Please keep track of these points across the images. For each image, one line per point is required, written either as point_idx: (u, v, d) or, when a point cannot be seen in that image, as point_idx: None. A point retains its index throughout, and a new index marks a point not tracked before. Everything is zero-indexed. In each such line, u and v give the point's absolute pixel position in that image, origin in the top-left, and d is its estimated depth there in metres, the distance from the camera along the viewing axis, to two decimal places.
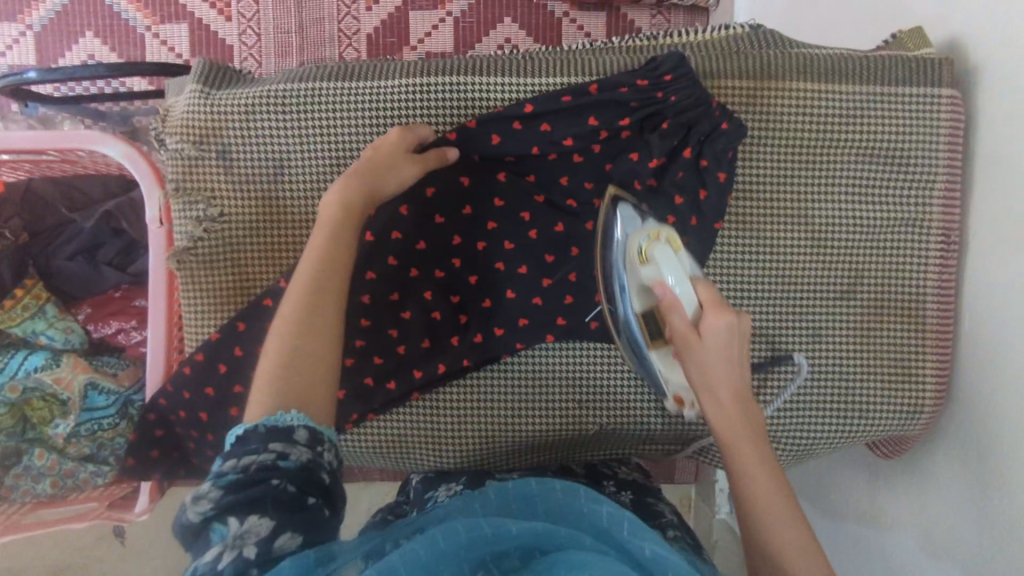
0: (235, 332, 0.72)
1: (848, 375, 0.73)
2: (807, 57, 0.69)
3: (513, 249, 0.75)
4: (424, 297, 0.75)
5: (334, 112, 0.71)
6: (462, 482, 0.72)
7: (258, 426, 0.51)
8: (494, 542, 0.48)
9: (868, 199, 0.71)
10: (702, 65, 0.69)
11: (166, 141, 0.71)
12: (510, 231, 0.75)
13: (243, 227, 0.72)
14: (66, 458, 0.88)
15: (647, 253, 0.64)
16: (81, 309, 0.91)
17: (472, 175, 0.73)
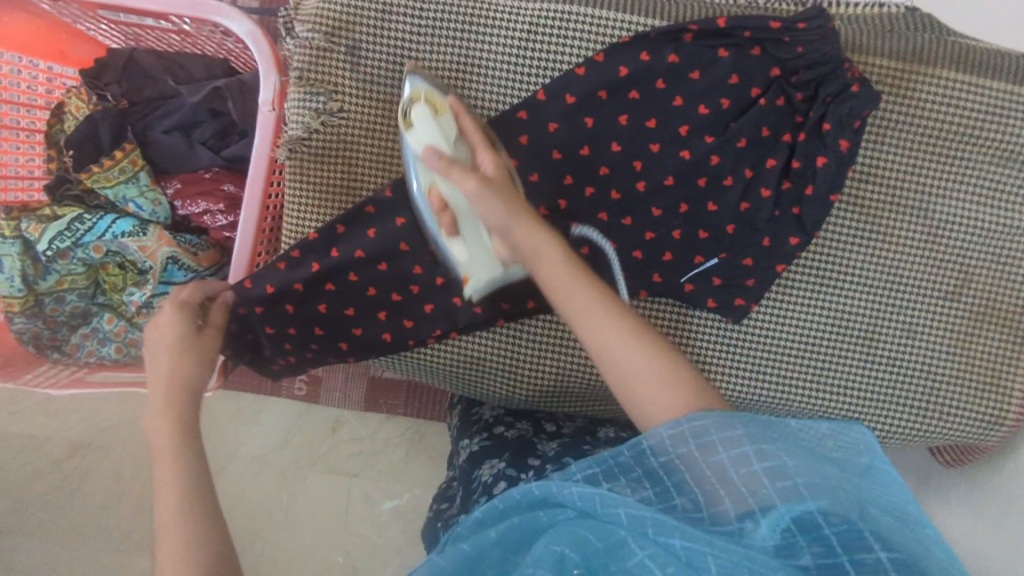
0: (334, 234, 0.72)
1: (936, 377, 0.72)
2: (961, 46, 0.67)
3: (616, 198, 0.72)
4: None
5: (471, 26, 0.69)
6: (505, 460, 0.71)
7: None
8: (480, 556, 0.48)
9: (994, 203, 0.69)
10: (854, 38, 0.67)
11: (296, 29, 0.70)
12: (617, 179, 0.72)
13: (360, 127, 0.72)
14: (133, 326, 0.90)
15: (410, 116, 0.64)
16: (172, 184, 0.90)
17: (597, 109, 0.70)
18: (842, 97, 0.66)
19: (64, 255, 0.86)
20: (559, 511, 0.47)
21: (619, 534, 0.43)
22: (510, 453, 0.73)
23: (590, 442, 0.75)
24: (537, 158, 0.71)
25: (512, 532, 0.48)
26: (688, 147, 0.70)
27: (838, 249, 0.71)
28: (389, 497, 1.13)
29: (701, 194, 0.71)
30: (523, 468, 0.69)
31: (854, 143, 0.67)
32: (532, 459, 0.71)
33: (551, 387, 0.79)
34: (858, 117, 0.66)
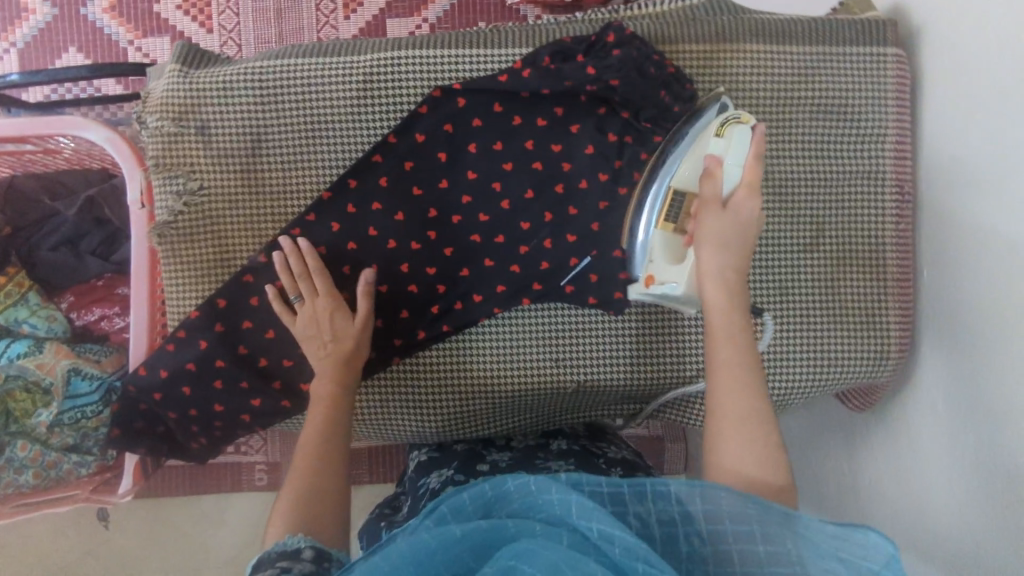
0: (215, 309, 0.73)
1: (817, 325, 0.76)
2: (756, 20, 0.74)
3: (483, 220, 0.75)
4: (400, 271, 0.75)
5: (310, 87, 0.73)
6: (453, 469, 0.74)
7: (268, 551, 0.53)
8: (438, 551, 0.47)
9: (824, 153, 0.74)
10: (661, 31, 0.73)
11: (147, 121, 0.73)
12: (482, 202, 0.75)
13: (224, 200, 0.74)
14: (49, 449, 0.88)
15: (725, 129, 0.64)
16: (65, 297, 0.92)
17: (448, 141, 0.73)
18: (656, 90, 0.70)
19: None
20: (531, 523, 0.47)
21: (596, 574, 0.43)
22: (459, 462, 0.76)
23: (542, 454, 0.77)
24: (398, 200, 0.74)
25: (484, 533, 0.47)
26: (540, 159, 0.74)
27: None
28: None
29: (561, 200, 0.74)
30: (471, 474, 0.73)
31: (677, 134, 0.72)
32: (481, 467, 0.75)
33: (463, 416, 0.79)
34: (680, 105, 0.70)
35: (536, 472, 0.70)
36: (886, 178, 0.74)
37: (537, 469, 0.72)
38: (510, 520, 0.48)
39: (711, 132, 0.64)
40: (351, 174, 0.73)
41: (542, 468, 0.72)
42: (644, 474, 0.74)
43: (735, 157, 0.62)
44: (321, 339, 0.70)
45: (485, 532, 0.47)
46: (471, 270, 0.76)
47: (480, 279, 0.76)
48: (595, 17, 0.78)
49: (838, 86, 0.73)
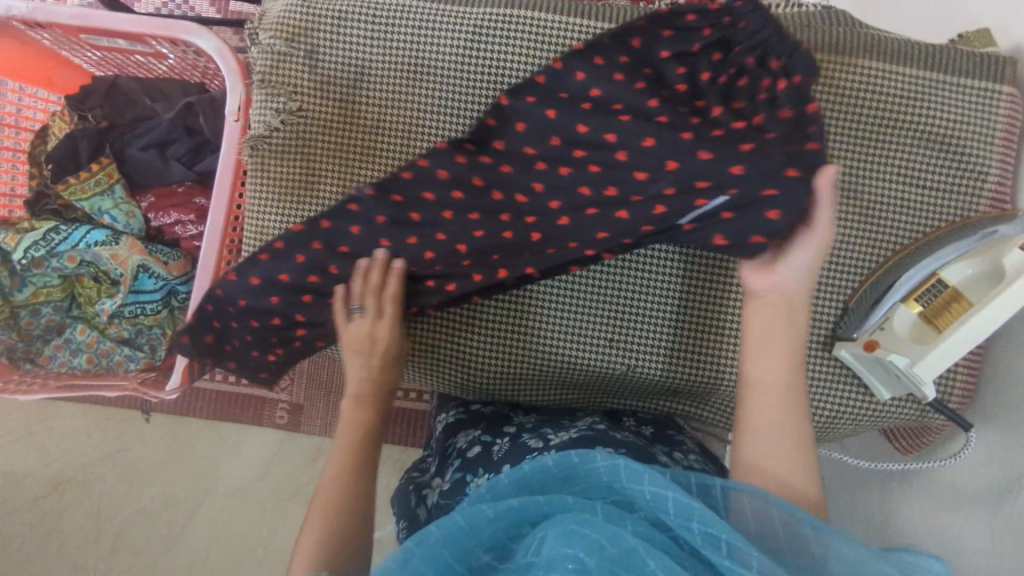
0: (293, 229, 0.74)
1: None
2: (873, 38, 0.73)
3: (573, 190, 0.67)
4: (474, 234, 0.70)
5: (420, 30, 0.75)
6: (480, 429, 0.76)
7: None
8: (473, 530, 0.51)
9: (919, 182, 0.73)
10: None
11: (260, 37, 0.76)
12: (579, 170, 0.68)
13: (317, 125, 0.76)
14: (105, 338, 0.94)
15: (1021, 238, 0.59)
16: (145, 197, 0.95)
17: (557, 106, 0.68)
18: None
19: (40, 264, 0.89)
20: (562, 496, 0.50)
21: (631, 543, 0.45)
22: (486, 424, 0.77)
23: (569, 417, 0.79)
24: (488, 161, 0.70)
25: (522, 504, 0.51)
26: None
27: None
28: (371, 530, 1.23)
29: None
30: (498, 435, 0.74)
31: None
32: (507, 428, 0.76)
33: (508, 376, 0.80)
34: None
35: (562, 430, 0.72)
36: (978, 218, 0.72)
37: (563, 425, 0.74)
38: (542, 497, 0.51)
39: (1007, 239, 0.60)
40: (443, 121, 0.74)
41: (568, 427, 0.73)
42: (673, 438, 0.78)
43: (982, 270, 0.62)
44: (369, 357, 0.71)
45: (518, 509, 0.51)
46: None
47: None
48: None
49: (946, 116, 0.72)
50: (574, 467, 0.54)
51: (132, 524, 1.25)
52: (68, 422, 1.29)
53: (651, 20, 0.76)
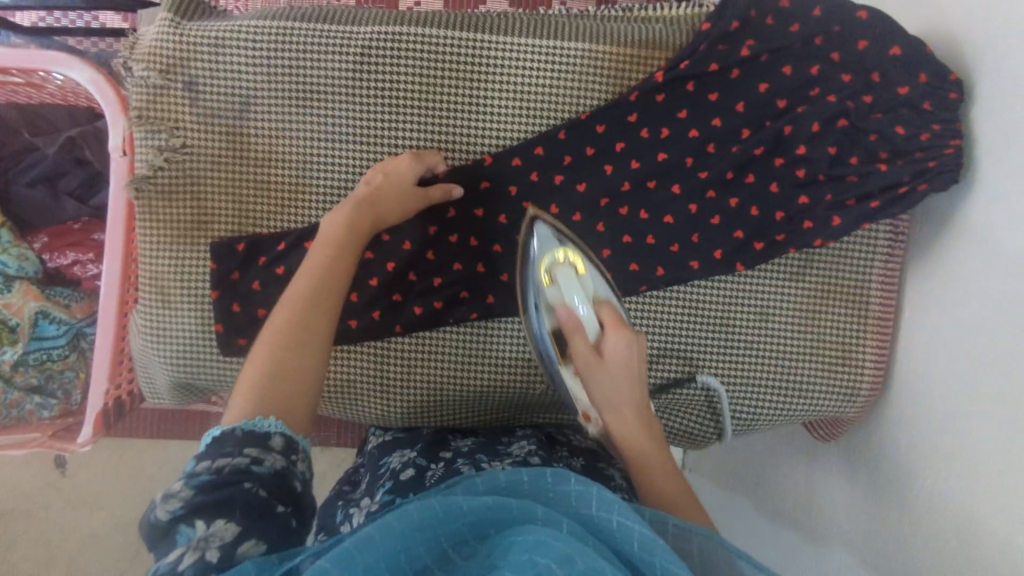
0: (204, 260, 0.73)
1: (793, 356, 0.76)
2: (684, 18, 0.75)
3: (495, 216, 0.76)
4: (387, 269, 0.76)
5: (304, 54, 0.70)
6: (417, 451, 0.73)
7: (235, 429, 0.50)
8: (435, 525, 0.45)
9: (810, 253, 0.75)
10: (660, 36, 0.73)
11: (132, 68, 0.70)
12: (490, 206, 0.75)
13: (205, 161, 0.72)
14: (11, 388, 0.88)
15: (553, 274, 0.72)
16: (37, 238, 0.89)
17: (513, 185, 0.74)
18: (646, 104, 0.73)
19: None
20: (536, 505, 0.46)
21: (598, 560, 0.42)
22: (423, 444, 0.75)
23: (505, 441, 0.77)
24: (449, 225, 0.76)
25: (485, 512, 0.46)
26: (519, 157, 0.74)
27: (678, 242, 0.75)
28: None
29: (553, 187, 0.75)
30: (435, 459, 0.71)
31: (671, 152, 0.74)
32: (445, 453, 0.73)
33: (429, 406, 0.79)
34: (680, 109, 0.73)
35: (497, 460, 0.70)
36: (882, 228, 0.74)
37: (499, 454, 0.72)
38: (516, 501, 0.47)
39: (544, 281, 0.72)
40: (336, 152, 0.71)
41: (504, 455, 0.72)
42: (604, 472, 0.71)
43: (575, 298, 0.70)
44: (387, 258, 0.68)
45: (491, 508, 0.46)
46: (457, 239, 0.76)
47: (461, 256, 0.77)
48: (605, 14, 0.78)
49: None
50: (518, 485, 0.51)
51: (83, 551, 1.22)
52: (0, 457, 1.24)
53: (547, 30, 0.74)
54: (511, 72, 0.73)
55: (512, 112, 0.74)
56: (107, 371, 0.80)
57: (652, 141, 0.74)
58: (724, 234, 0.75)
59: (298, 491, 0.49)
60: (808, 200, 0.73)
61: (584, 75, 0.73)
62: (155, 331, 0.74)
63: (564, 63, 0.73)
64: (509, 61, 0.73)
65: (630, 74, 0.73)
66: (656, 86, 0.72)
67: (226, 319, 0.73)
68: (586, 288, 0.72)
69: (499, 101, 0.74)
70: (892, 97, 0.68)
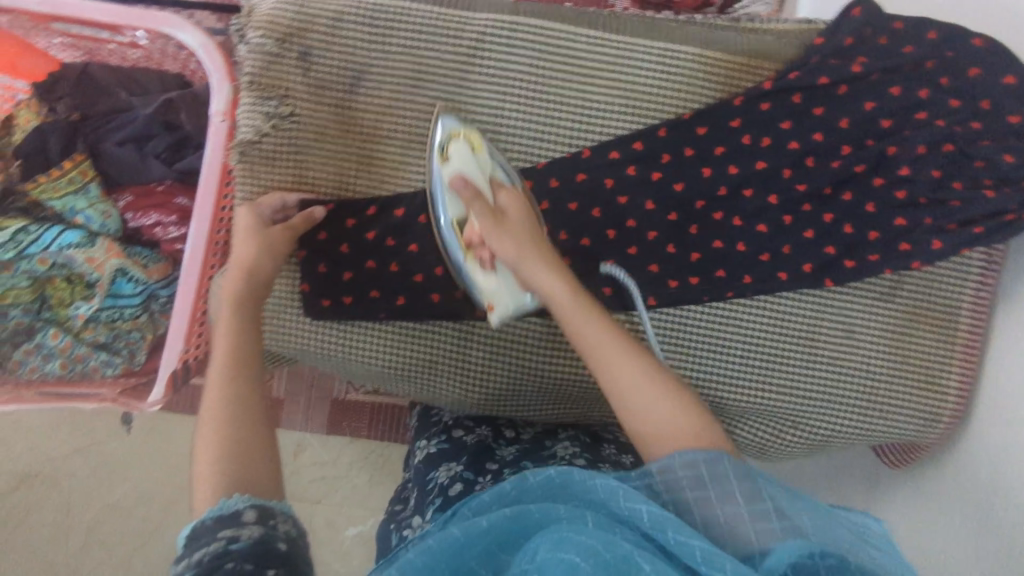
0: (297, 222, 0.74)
1: (875, 377, 0.76)
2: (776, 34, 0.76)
3: (588, 209, 0.76)
4: None
5: (421, 36, 0.72)
6: (463, 463, 0.71)
7: (202, 520, 0.48)
8: (469, 543, 0.48)
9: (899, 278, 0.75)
10: (765, 47, 0.75)
11: (249, 36, 0.72)
12: (582, 197, 0.75)
13: (312, 131, 0.73)
14: (80, 343, 0.89)
15: (446, 151, 0.69)
16: (123, 196, 0.90)
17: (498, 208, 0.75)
18: (750, 112, 0.73)
19: (7, 266, 0.84)
20: (555, 507, 0.48)
21: (626, 548, 0.44)
22: (468, 457, 0.72)
23: (550, 446, 0.75)
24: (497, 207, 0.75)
25: (503, 522, 0.48)
26: (617, 150, 0.75)
27: (769, 249, 0.74)
28: (353, 525, 1.21)
29: (649, 184, 0.75)
30: (481, 472, 0.69)
31: (768, 161, 0.74)
32: (491, 463, 0.71)
33: (506, 392, 0.79)
34: (781, 120, 0.73)
35: None
36: (974, 256, 0.74)
37: (544, 458, 0.70)
38: (534, 506, 0.49)
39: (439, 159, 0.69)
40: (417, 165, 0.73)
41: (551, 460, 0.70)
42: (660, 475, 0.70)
43: (472, 168, 0.68)
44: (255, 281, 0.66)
45: (511, 519, 0.48)
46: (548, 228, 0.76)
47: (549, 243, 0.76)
48: (710, 23, 0.79)
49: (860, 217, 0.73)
50: (529, 490, 0.51)
51: (104, 520, 1.20)
52: (35, 418, 1.23)
53: (656, 33, 0.75)
54: (618, 69, 0.74)
55: (616, 109, 0.75)
56: (184, 331, 0.80)
57: (751, 148, 0.74)
58: (817, 247, 0.74)
59: (284, 549, 0.48)
60: (905, 222, 0.72)
61: (689, 79, 0.74)
62: None
63: (674, 65, 0.74)
64: (618, 59, 0.74)
65: (737, 80, 0.74)
66: (762, 95, 0.73)
67: (312, 278, 0.75)
68: (483, 166, 0.69)
69: (605, 97, 0.74)
70: (1001, 126, 0.68)
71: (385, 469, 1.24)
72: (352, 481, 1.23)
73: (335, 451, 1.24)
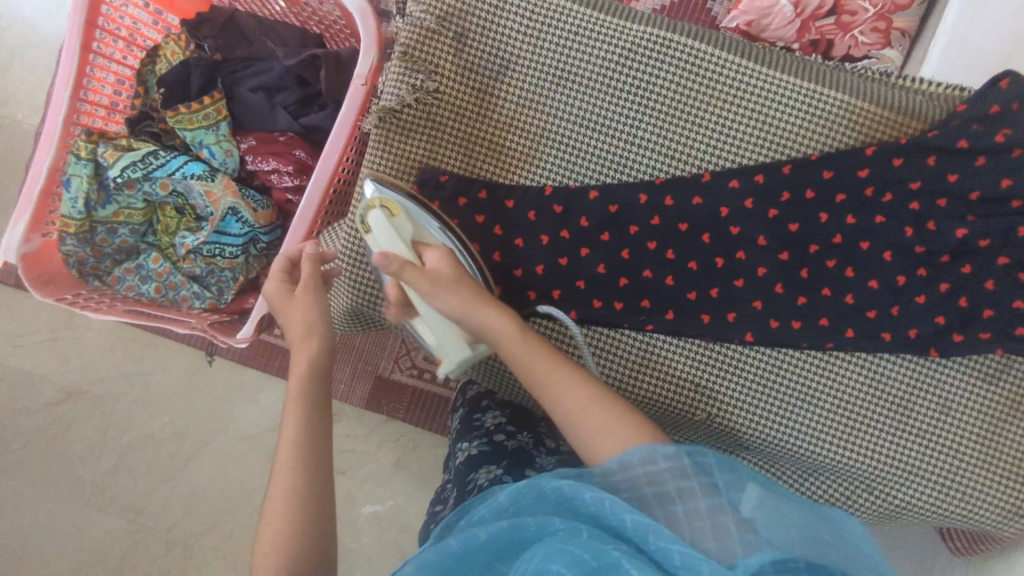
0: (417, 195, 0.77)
1: (966, 461, 0.73)
2: (929, 94, 0.75)
3: (699, 233, 0.76)
4: (580, 254, 0.77)
5: (574, 37, 0.74)
6: (502, 467, 0.72)
7: None
8: (466, 555, 0.51)
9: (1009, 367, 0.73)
10: (913, 103, 0.73)
11: (411, 8, 0.75)
12: (696, 218, 0.75)
13: (450, 110, 0.76)
14: (176, 271, 0.92)
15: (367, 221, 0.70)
16: (247, 139, 0.93)
17: (595, 220, 0.76)
18: (882, 164, 0.72)
19: (131, 185, 0.88)
20: (550, 520, 0.50)
21: (613, 555, 0.45)
22: (509, 461, 0.74)
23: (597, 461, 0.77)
24: (612, 221, 0.76)
25: (497, 536, 0.50)
26: (737, 178, 0.75)
27: (877, 308, 0.73)
28: (370, 503, 1.18)
29: (765, 221, 0.74)
30: (519, 477, 0.71)
31: (890, 218, 0.73)
32: (531, 472, 0.73)
33: None
34: (913, 179, 0.72)
35: None
36: None
37: None
38: (529, 520, 0.50)
39: (364, 233, 0.71)
40: (512, 196, 0.77)
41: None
42: None
43: (389, 237, 0.68)
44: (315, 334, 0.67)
45: (506, 532, 0.50)
46: (656, 246, 0.76)
47: (656, 259, 0.76)
48: (860, 72, 0.78)
49: (887, 376, 0.74)
50: (526, 504, 0.54)
51: (138, 448, 1.21)
52: (91, 334, 1.24)
53: (805, 72, 0.75)
54: (761, 101, 0.74)
55: (750, 140, 0.75)
56: None
57: (874, 203, 0.73)
58: (927, 314, 0.72)
59: None
60: None
61: (830, 123, 0.74)
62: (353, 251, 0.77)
63: (818, 106, 0.73)
64: (763, 91, 0.74)
65: (879, 132, 0.73)
66: (896, 150, 0.72)
67: None
68: (401, 228, 0.69)
69: (740, 125, 0.75)
70: None
71: (415, 455, 1.20)
72: (381, 460, 1.20)
73: (369, 428, 1.22)
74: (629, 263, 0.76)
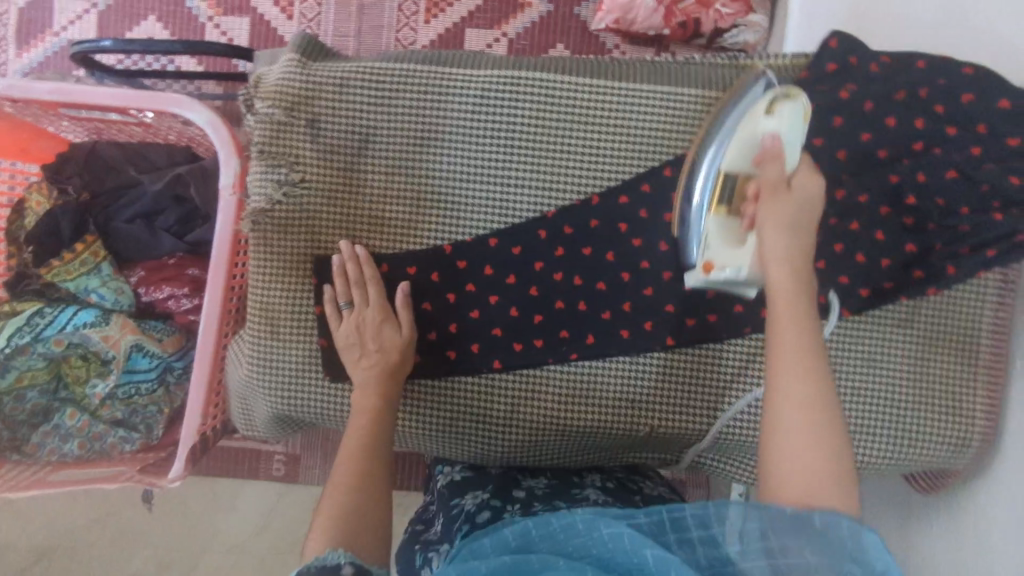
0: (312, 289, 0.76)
1: (900, 407, 0.75)
2: (773, 69, 0.77)
3: (596, 255, 0.76)
4: (489, 303, 0.76)
5: (423, 97, 0.74)
6: (488, 492, 0.75)
7: (309, 566, 0.54)
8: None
9: (916, 310, 0.75)
10: None
11: (257, 107, 0.74)
12: (589, 241, 0.76)
13: (322, 197, 0.75)
14: (97, 420, 0.88)
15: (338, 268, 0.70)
16: (135, 272, 0.92)
17: (495, 267, 0.76)
18: None
19: (23, 351, 0.84)
20: (554, 560, 0.47)
21: None
22: (493, 486, 0.77)
23: (578, 483, 0.79)
24: (512, 262, 0.76)
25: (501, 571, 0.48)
26: (615, 194, 0.76)
27: None
28: None
29: (655, 228, 0.75)
30: (508, 501, 0.73)
31: None
32: (516, 492, 0.75)
33: (528, 445, 0.78)
34: None
35: (576, 505, 0.69)
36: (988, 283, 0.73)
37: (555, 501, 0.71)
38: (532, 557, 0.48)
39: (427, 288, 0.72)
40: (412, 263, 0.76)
41: (583, 499, 0.72)
42: None
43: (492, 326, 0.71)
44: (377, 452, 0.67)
45: (509, 567, 0.48)
46: (561, 276, 0.76)
47: (562, 289, 0.76)
48: (708, 62, 0.80)
49: None
50: (531, 540, 0.51)
51: None
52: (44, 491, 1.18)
53: (652, 77, 0.76)
54: (619, 114, 0.75)
55: (620, 153, 0.75)
56: (201, 403, 0.80)
57: None
58: (828, 278, 0.74)
59: None
60: (913, 248, 0.72)
61: (689, 118, 0.75)
62: (259, 365, 0.76)
63: (673, 106, 0.75)
64: (619, 104, 0.75)
65: None
66: None
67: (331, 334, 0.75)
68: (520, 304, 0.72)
69: (605, 142, 0.75)
70: (1001, 149, 0.65)
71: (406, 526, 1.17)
72: None
73: None
74: (537, 300, 0.76)
